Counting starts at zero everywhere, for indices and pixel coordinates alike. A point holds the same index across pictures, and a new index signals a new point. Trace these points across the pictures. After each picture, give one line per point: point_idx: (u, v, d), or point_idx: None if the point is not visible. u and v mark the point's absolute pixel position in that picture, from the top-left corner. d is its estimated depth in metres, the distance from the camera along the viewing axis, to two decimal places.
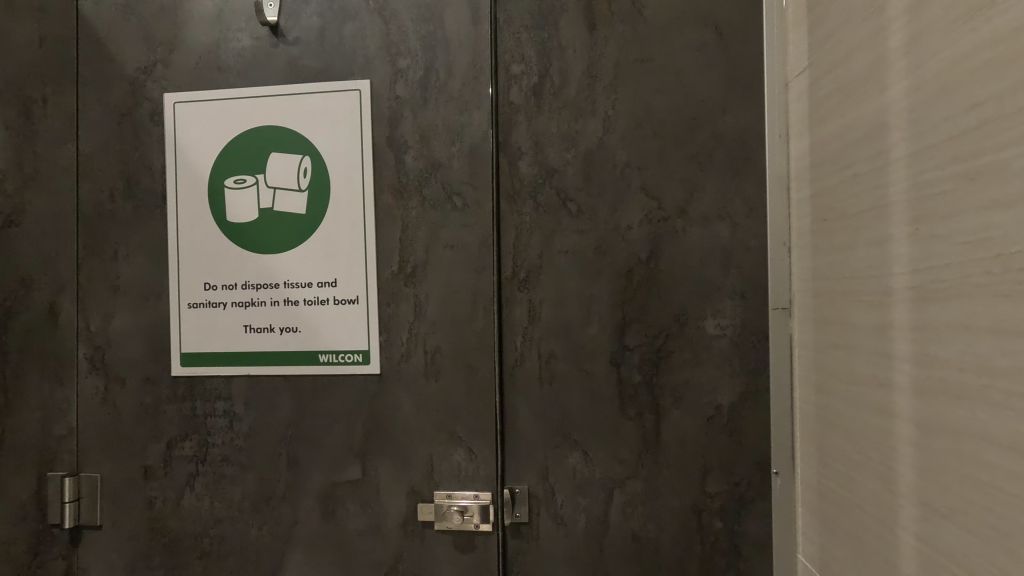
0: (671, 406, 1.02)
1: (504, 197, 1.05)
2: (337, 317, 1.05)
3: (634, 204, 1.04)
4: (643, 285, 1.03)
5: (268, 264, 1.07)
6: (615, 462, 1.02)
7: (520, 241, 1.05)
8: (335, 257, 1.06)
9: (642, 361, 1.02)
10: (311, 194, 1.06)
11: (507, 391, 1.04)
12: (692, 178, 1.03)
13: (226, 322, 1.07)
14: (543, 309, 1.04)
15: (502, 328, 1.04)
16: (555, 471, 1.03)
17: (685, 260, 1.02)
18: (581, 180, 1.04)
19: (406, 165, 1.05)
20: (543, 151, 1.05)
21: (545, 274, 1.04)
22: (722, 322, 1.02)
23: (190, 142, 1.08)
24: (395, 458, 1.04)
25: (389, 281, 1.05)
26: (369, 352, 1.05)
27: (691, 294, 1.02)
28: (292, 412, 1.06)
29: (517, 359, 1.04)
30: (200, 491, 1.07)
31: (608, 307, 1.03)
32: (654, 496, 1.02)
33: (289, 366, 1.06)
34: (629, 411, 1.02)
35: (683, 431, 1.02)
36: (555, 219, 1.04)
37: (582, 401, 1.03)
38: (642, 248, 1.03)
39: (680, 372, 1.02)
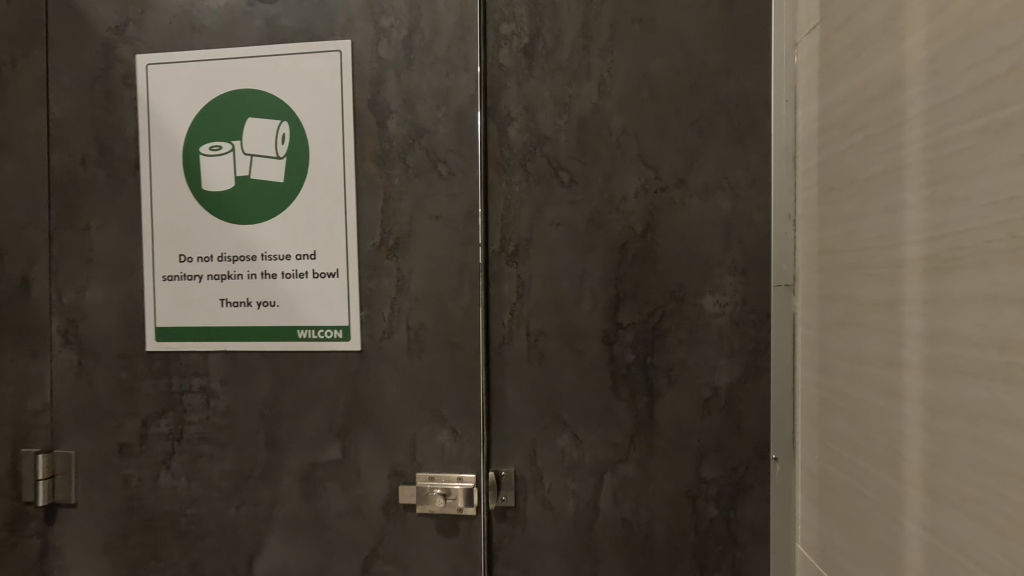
0: (665, 387, 0.97)
1: (492, 165, 0.99)
2: (316, 291, 1.01)
3: (629, 174, 0.98)
4: (637, 260, 0.97)
5: (245, 235, 1.02)
6: (605, 446, 0.98)
7: (509, 212, 0.99)
8: (314, 228, 1.01)
9: (635, 340, 0.97)
10: (289, 162, 1.01)
11: (494, 369, 0.99)
12: (692, 146, 0.96)
13: (202, 295, 1.03)
14: (532, 285, 0.99)
15: (489, 304, 1.00)
16: (543, 454, 0.99)
17: (683, 233, 0.97)
18: (574, 148, 0.98)
19: (389, 131, 1.00)
20: (534, 116, 0.99)
21: (534, 248, 0.99)
22: (721, 299, 0.96)
23: (164, 107, 1.03)
24: (376, 438, 1.00)
25: (372, 254, 1.01)
26: (350, 328, 1.01)
27: (689, 269, 0.96)
28: (270, 390, 1.02)
29: (504, 337, 0.99)
30: (176, 469, 1.03)
31: (600, 283, 0.98)
32: (646, 481, 0.97)
33: (266, 342, 1.02)
34: (621, 392, 0.97)
35: (677, 414, 0.97)
36: (545, 189, 0.99)
37: (572, 381, 0.98)
38: (637, 220, 0.97)
39: (675, 352, 0.97)
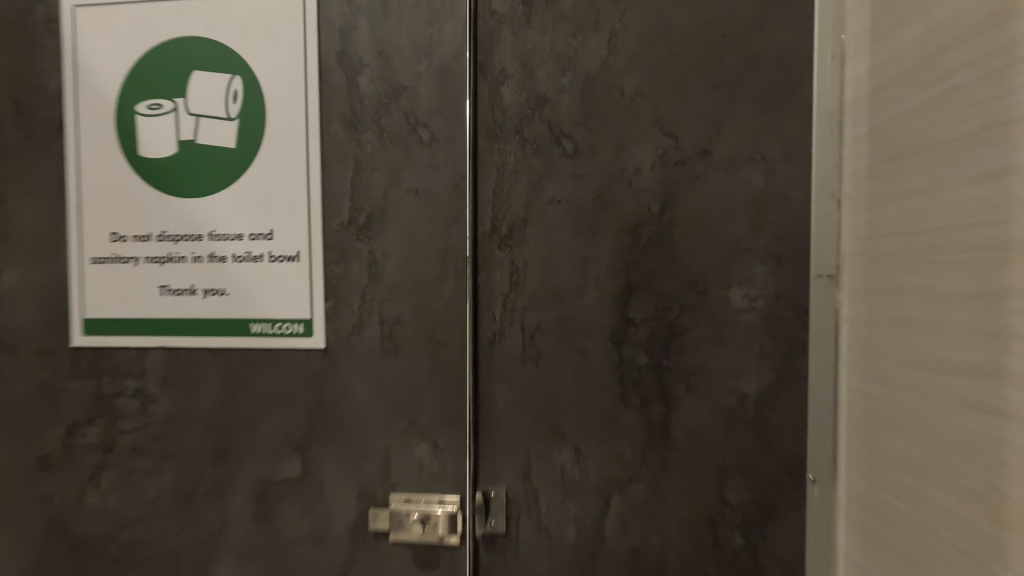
0: (683, 395, 0.82)
1: (482, 131, 0.84)
2: (272, 279, 0.86)
3: (644, 142, 0.83)
4: (653, 244, 0.82)
5: (189, 212, 0.87)
6: (612, 462, 0.83)
7: (502, 187, 0.84)
8: (271, 204, 0.85)
9: (649, 339, 0.82)
10: (243, 125, 0.85)
11: (482, 372, 0.84)
12: (718, 110, 0.82)
13: (139, 282, 0.87)
14: (528, 272, 0.84)
15: (477, 294, 0.84)
16: (539, 471, 0.84)
17: (707, 213, 0.82)
18: (579, 111, 0.83)
19: (360, 89, 0.84)
20: (533, 74, 0.83)
21: (531, 229, 0.84)
22: (750, 292, 0.82)
23: (94, 58, 0.87)
24: (343, 452, 0.85)
25: (339, 235, 0.85)
26: (312, 322, 0.85)
27: (713, 256, 0.82)
28: (217, 393, 0.86)
29: (494, 333, 0.84)
30: (106, 486, 0.88)
31: (608, 272, 0.83)
32: (659, 504, 0.83)
33: (214, 337, 0.86)
34: (632, 400, 0.83)
35: (698, 426, 0.82)
36: (545, 160, 0.84)
37: (574, 387, 0.83)
38: (653, 197, 0.82)
39: (696, 354, 0.82)
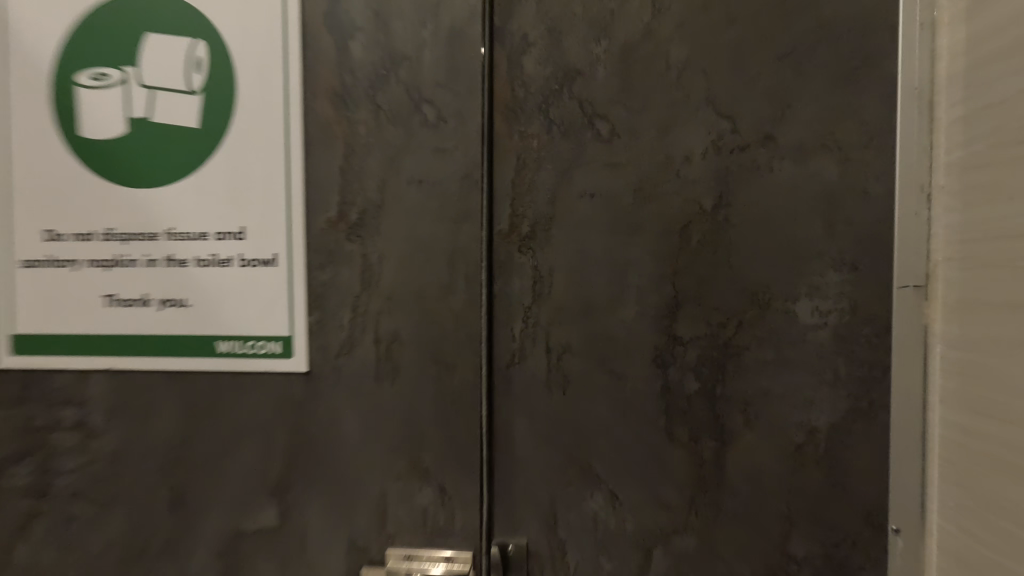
0: (740, 429, 0.69)
1: (500, 111, 0.70)
2: (243, 288, 0.71)
3: (695, 125, 0.69)
4: (705, 249, 0.69)
5: (141, 205, 0.71)
6: (654, 509, 0.70)
7: (523, 178, 0.70)
8: (242, 197, 0.70)
9: (700, 361, 0.69)
10: (207, 100, 0.70)
11: (499, 400, 0.70)
12: (784, 87, 0.68)
13: (80, 290, 0.72)
14: (554, 281, 0.70)
15: (492, 307, 0.70)
16: (566, 519, 0.70)
17: (769, 211, 0.68)
18: (617, 87, 0.69)
19: (351, 58, 0.70)
20: (561, 41, 0.69)
21: (558, 229, 0.70)
22: (820, 305, 0.68)
23: (25, 17, 0.72)
24: (329, 497, 0.70)
25: (325, 235, 0.71)
26: (292, 340, 0.70)
27: (777, 263, 0.68)
28: (176, 426, 0.71)
29: (514, 354, 0.70)
30: (39, 538, 0.72)
31: (651, 281, 0.69)
32: (710, 559, 0.69)
33: (171, 358, 0.71)
34: (679, 434, 0.69)
35: (757, 466, 0.69)
36: (575, 146, 0.70)
37: (610, 418, 0.70)
38: (705, 192, 0.69)
39: (756, 380, 0.69)
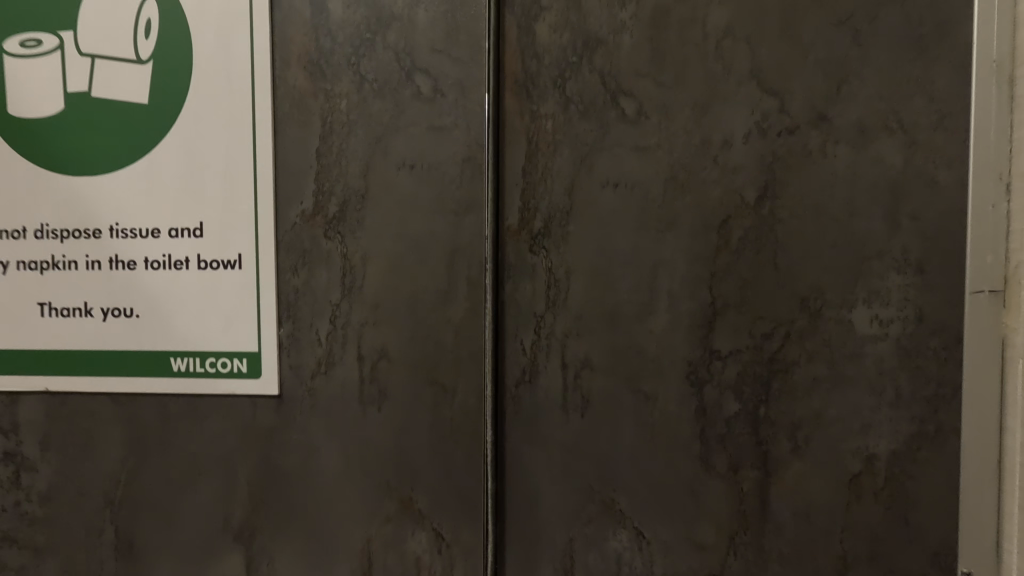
0: (787, 457, 0.59)
1: (508, 86, 0.60)
2: (202, 294, 0.61)
3: (736, 102, 0.59)
4: (747, 248, 0.59)
5: (80, 197, 0.61)
6: (687, 550, 0.60)
7: (537, 164, 0.60)
8: (201, 187, 0.60)
9: (740, 378, 0.59)
10: (160, 71, 0.60)
11: (508, 424, 0.61)
12: (841, 57, 0.58)
13: (9, 296, 0.62)
14: (573, 285, 0.60)
15: (500, 315, 0.60)
16: (584, 562, 0.61)
17: (822, 203, 0.59)
18: (645, 58, 0.59)
19: (334, 22, 0.59)
20: (581, 4, 0.59)
21: (577, 224, 0.60)
22: (881, 313, 0.59)
23: None
24: (307, 535, 0.61)
25: (300, 230, 0.60)
26: (260, 357, 0.61)
27: (830, 264, 0.59)
28: (120, 458, 0.62)
29: (524, 370, 0.60)
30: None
31: (685, 285, 0.59)
32: None
33: (117, 377, 0.61)
34: (716, 462, 0.60)
35: (806, 500, 0.59)
36: (596, 127, 0.60)
37: (636, 445, 0.60)
38: (748, 181, 0.59)
39: (805, 401, 0.59)
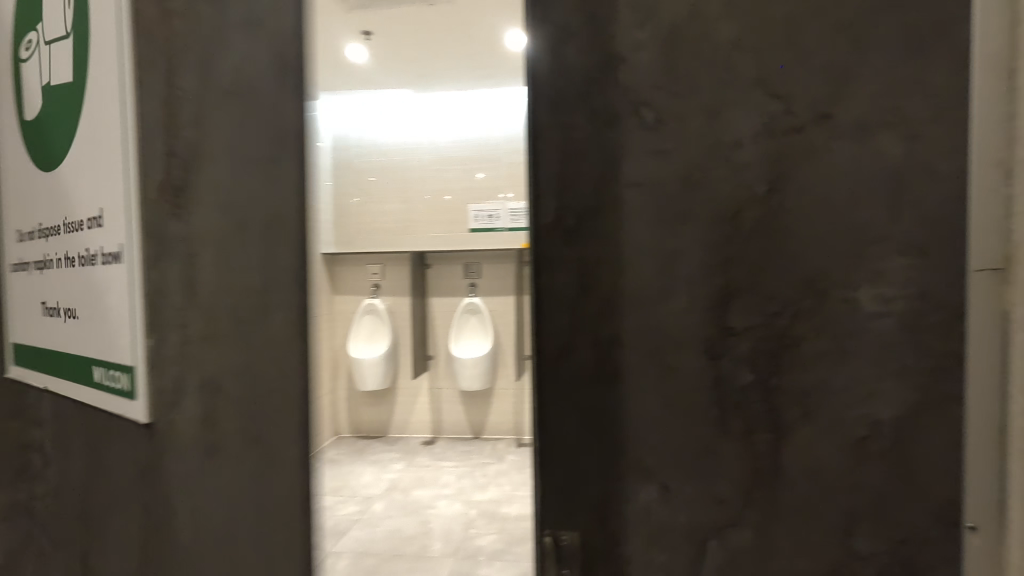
0: (797, 422, 0.66)
1: (542, 103, 0.70)
2: (103, 285, 0.88)
3: (744, 107, 0.66)
4: (757, 236, 0.67)
5: (56, 189, 0.98)
6: (707, 502, 0.69)
7: (568, 168, 0.70)
8: (100, 172, 0.88)
9: (753, 352, 0.67)
10: (73, 52, 0.91)
11: (548, 393, 0.71)
12: (843, 60, 0.64)
13: (37, 288, 1.06)
14: (600, 272, 0.69)
15: (539, 299, 0.71)
16: (616, 511, 0.70)
17: (826, 194, 0.65)
18: (661, 71, 0.67)
19: None
20: (603, 28, 0.68)
21: (603, 219, 0.69)
22: (884, 292, 0.64)
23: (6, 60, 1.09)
24: (214, 534, 0.85)
25: (153, 212, 0.84)
26: (133, 379, 0.84)
27: (835, 249, 0.65)
28: (88, 449, 1.00)
29: (562, 346, 0.71)
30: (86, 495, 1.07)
31: (700, 270, 0.68)
32: (766, 556, 0.68)
33: (76, 355, 0.96)
34: (732, 426, 0.68)
35: (815, 460, 0.66)
36: (619, 134, 0.69)
37: (660, 410, 0.69)
38: (756, 176, 0.66)
39: (813, 372, 0.66)
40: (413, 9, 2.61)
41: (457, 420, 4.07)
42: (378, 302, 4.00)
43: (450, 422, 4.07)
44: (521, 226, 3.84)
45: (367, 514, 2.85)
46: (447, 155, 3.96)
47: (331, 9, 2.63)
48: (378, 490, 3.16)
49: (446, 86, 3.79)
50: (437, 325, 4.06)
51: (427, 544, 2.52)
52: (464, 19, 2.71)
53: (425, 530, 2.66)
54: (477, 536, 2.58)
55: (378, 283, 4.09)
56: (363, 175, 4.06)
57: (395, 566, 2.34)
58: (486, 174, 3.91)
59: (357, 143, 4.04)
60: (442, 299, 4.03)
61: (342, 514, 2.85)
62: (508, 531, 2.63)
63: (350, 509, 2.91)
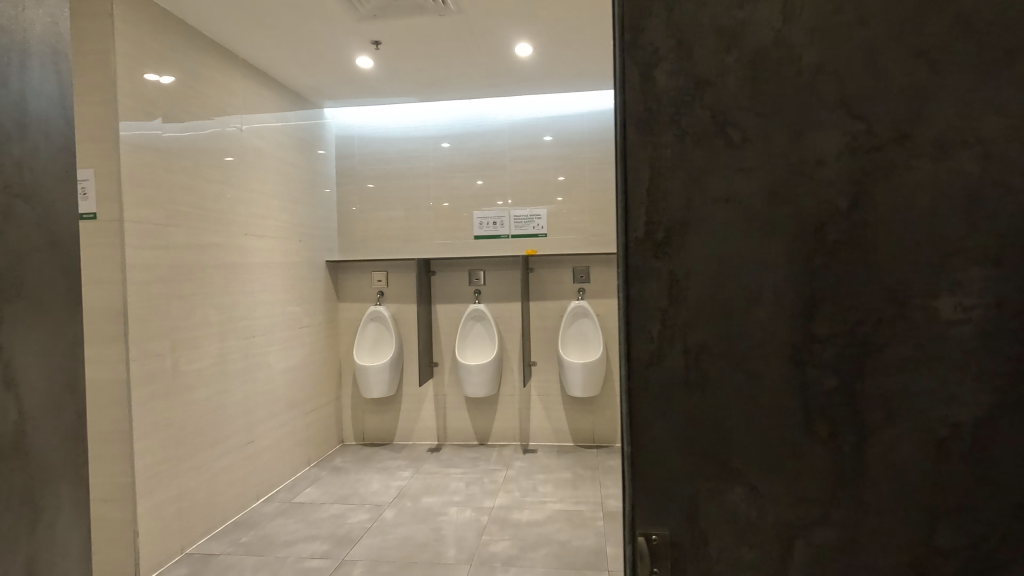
0: (881, 424, 0.70)
1: (632, 123, 0.73)
2: None
3: (829, 127, 0.70)
4: (840, 248, 0.70)
5: None
6: (794, 501, 0.72)
7: (658, 185, 0.73)
8: None
9: (837, 358, 0.71)
10: None
11: (638, 399, 0.74)
12: (922, 85, 0.68)
13: None
14: (690, 283, 0.73)
15: (629, 310, 0.74)
16: (706, 512, 0.74)
17: (906, 211, 0.69)
18: (748, 94, 0.71)
19: None
20: (690, 52, 0.72)
21: (693, 234, 0.73)
22: (963, 301, 0.68)
23: None
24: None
25: None
26: None
27: (913, 260, 0.69)
28: None
29: (652, 355, 0.74)
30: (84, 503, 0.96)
31: (786, 281, 0.71)
32: (853, 551, 0.71)
33: None
34: (817, 428, 0.71)
35: (899, 461, 0.70)
36: (707, 153, 0.72)
37: (746, 414, 0.73)
38: (839, 193, 0.70)
39: (896, 376, 0.70)
40: (423, 21, 2.64)
41: (461, 427, 4.08)
42: (383, 309, 4.03)
43: (455, 429, 4.09)
44: (524, 234, 3.92)
45: (378, 522, 2.85)
46: (449, 163, 4.00)
47: (344, 20, 2.61)
48: (387, 497, 3.16)
49: (447, 99, 3.87)
50: (442, 331, 4.07)
51: (441, 550, 2.53)
52: (471, 30, 2.74)
53: (438, 536, 2.67)
54: (491, 542, 2.60)
55: (381, 290, 4.10)
56: (364, 183, 4.09)
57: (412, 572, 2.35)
58: (486, 181, 3.98)
59: (359, 150, 4.06)
60: (446, 306, 4.05)
61: (354, 521, 2.85)
62: (521, 536, 2.65)
63: (360, 516, 2.92)
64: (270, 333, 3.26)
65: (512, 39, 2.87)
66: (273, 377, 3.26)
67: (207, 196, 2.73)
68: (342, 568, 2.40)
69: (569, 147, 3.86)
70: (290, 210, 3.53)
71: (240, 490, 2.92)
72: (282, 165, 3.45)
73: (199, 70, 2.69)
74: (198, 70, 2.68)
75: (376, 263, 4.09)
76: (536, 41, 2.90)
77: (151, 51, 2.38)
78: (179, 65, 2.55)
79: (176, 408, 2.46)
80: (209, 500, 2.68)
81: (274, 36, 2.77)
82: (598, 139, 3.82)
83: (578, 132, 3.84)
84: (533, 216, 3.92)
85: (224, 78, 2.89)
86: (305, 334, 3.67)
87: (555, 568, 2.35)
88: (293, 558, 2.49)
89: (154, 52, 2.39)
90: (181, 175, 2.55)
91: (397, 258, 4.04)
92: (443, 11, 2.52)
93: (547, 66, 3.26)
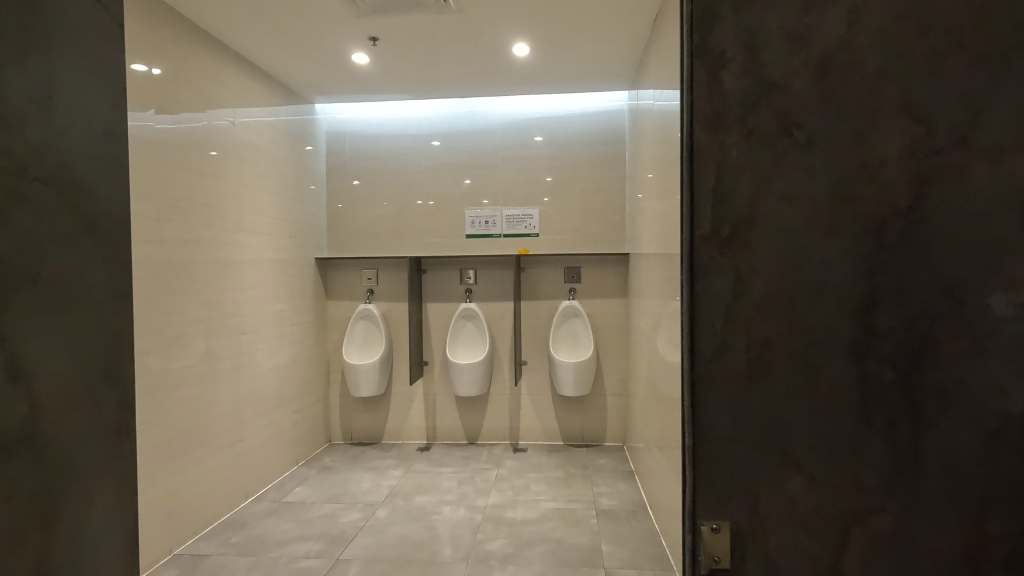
0: (937, 416, 0.73)
1: (700, 123, 0.76)
2: None
3: (890, 130, 0.73)
4: (900, 246, 0.73)
5: None
6: (852, 491, 0.75)
7: (723, 184, 0.76)
8: None
9: (895, 352, 0.73)
10: None
11: (700, 392, 0.77)
12: (979, 89, 0.71)
13: None
14: (753, 280, 0.76)
15: (694, 305, 0.77)
16: (765, 501, 0.77)
17: (964, 211, 0.72)
18: (814, 96, 0.74)
19: None
20: (759, 55, 0.75)
21: (758, 232, 0.75)
22: (1015, 298, 0.71)
23: None
24: None
25: None
26: None
27: (969, 258, 0.72)
28: None
29: (715, 348, 0.77)
30: (120, 500, 0.82)
31: (846, 278, 0.74)
32: (907, 539, 0.74)
33: None
34: (875, 420, 0.74)
35: (954, 452, 0.72)
36: (772, 153, 0.75)
37: (805, 406, 0.75)
38: (899, 193, 0.73)
39: (953, 370, 0.72)
40: (421, 19, 2.62)
41: (451, 426, 4.08)
42: (372, 307, 3.98)
43: (444, 428, 4.07)
44: (517, 233, 3.93)
45: (371, 521, 2.83)
46: (440, 161, 3.99)
47: (341, 15, 2.58)
48: (379, 497, 3.13)
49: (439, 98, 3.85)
50: (432, 330, 4.06)
51: (437, 549, 2.52)
52: (470, 29, 2.74)
53: (433, 536, 2.65)
54: (486, 541, 2.60)
55: (372, 288, 4.06)
56: (352, 180, 4.05)
57: (408, 572, 2.33)
58: (474, 180, 3.96)
59: (351, 147, 4.03)
60: (437, 304, 4.04)
61: (346, 521, 2.82)
62: (516, 535, 2.65)
63: (353, 516, 2.89)
64: (259, 330, 3.21)
65: (509, 40, 2.87)
66: (261, 375, 3.21)
67: (199, 190, 2.68)
68: (337, 567, 2.37)
69: (560, 148, 3.88)
70: (281, 206, 3.47)
71: (228, 489, 2.87)
72: (274, 159, 3.39)
73: (192, 61, 2.64)
74: (191, 62, 2.62)
75: (367, 261, 4.05)
76: (533, 41, 2.90)
77: (142, 40, 2.32)
78: (172, 56, 2.49)
79: (163, 406, 2.41)
80: (198, 499, 2.63)
81: (270, 29, 2.73)
82: (589, 141, 3.85)
83: (569, 134, 3.87)
84: (525, 216, 3.92)
85: (217, 70, 2.84)
86: (293, 331, 3.61)
87: (551, 567, 2.35)
88: (287, 558, 2.45)
89: (145, 40, 2.34)
90: (174, 168, 2.50)
91: (388, 256, 4.01)
92: (444, 8, 2.51)
93: (541, 67, 3.27)
